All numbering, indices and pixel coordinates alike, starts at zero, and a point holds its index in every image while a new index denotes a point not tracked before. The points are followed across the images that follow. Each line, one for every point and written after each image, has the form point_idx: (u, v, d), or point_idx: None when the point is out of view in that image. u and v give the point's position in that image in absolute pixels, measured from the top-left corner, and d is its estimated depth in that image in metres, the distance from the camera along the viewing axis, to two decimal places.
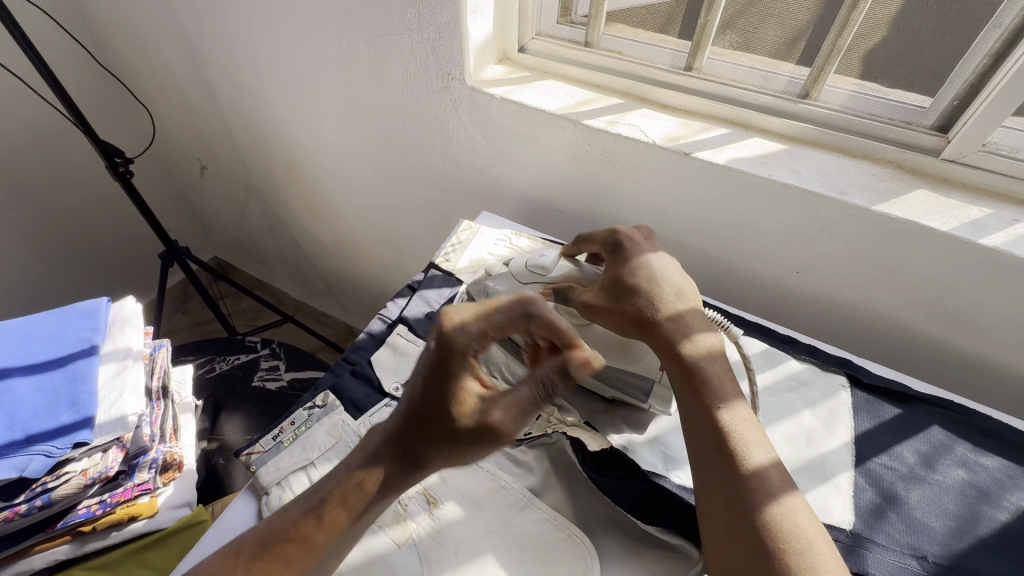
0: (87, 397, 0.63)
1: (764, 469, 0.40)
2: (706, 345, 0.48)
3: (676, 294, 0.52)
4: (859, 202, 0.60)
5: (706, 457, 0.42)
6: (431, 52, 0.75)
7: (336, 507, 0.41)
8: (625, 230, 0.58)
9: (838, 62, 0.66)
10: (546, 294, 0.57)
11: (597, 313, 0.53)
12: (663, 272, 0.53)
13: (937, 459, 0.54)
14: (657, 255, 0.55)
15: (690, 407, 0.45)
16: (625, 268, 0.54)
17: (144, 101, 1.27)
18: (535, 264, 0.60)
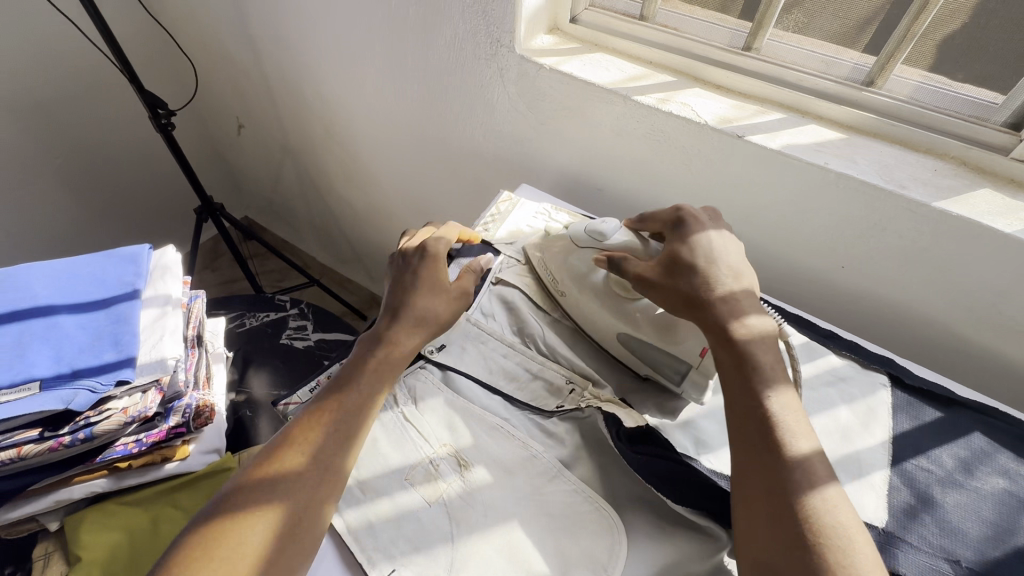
0: (129, 338, 0.65)
1: (808, 459, 0.39)
2: (758, 334, 0.46)
3: (733, 277, 0.50)
4: (919, 197, 0.58)
5: (748, 437, 0.42)
6: (482, 16, 0.74)
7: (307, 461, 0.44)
8: (690, 209, 0.57)
9: (909, 50, 0.63)
10: (600, 261, 0.57)
11: (650, 289, 0.53)
12: (721, 253, 0.52)
13: (977, 466, 0.53)
14: (719, 239, 0.54)
15: (733, 391, 0.45)
16: (683, 246, 0.53)
17: (188, 55, 1.28)
18: (597, 231, 0.60)
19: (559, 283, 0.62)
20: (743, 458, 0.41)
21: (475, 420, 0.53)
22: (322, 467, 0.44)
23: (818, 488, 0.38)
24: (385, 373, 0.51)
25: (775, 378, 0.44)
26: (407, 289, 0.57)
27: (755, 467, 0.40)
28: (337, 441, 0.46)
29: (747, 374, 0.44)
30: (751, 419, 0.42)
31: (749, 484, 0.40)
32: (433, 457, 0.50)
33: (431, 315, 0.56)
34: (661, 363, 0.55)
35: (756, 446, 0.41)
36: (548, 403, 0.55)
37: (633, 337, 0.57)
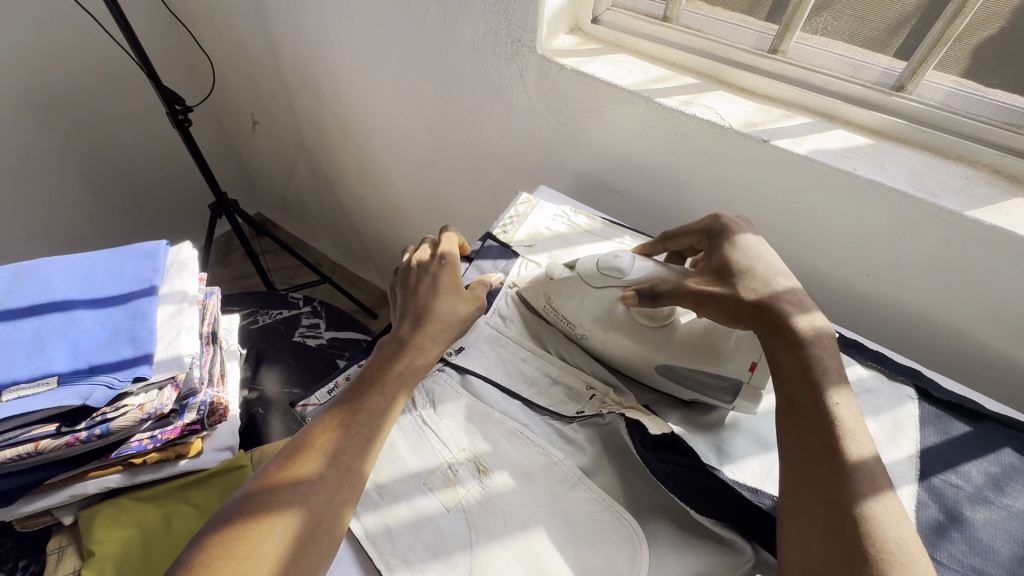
0: (146, 334, 0.65)
1: (866, 467, 0.38)
2: (822, 333, 0.46)
3: (784, 278, 0.50)
4: (950, 206, 0.57)
5: (807, 447, 0.40)
6: (504, 15, 0.73)
7: (329, 464, 0.44)
8: (727, 216, 0.57)
9: (941, 55, 0.61)
10: (629, 298, 0.53)
11: (706, 302, 0.50)
12: (769, 255, 0.52)
13: (1007, 483, 0.51)
14: (761, 244, 0.53)
15: (795, 399, 0.43)
16: (729, 254, 0.52)
17: (206, 51, 1.28)
18: (613, 266, 0.56)
19: (579, 326, 0.58)
20: (799, 468, 0.40)
21: (495, 425, 0.52)
22: (343, 470, 0.44)
23: (879, 503, 0.37)
24: (406, 378, 0.51)
25: (840, 385, 0.43)
26: (425, 294, 0.57)
27: (811, 477, 0.39)
28: (359, 446, 0.46)
29: (811, 380, 0.43)
30: (812, 428, 0.41)
31: (804, 493, 0.39)
32: (451, 462, 0.49)
33: (449, 322, 0.55)
34: (713, 385, 0.53)
35: (816, 457, 0.39)
36: (568, 409, 0.54)
37: (668, 362, 0.54)
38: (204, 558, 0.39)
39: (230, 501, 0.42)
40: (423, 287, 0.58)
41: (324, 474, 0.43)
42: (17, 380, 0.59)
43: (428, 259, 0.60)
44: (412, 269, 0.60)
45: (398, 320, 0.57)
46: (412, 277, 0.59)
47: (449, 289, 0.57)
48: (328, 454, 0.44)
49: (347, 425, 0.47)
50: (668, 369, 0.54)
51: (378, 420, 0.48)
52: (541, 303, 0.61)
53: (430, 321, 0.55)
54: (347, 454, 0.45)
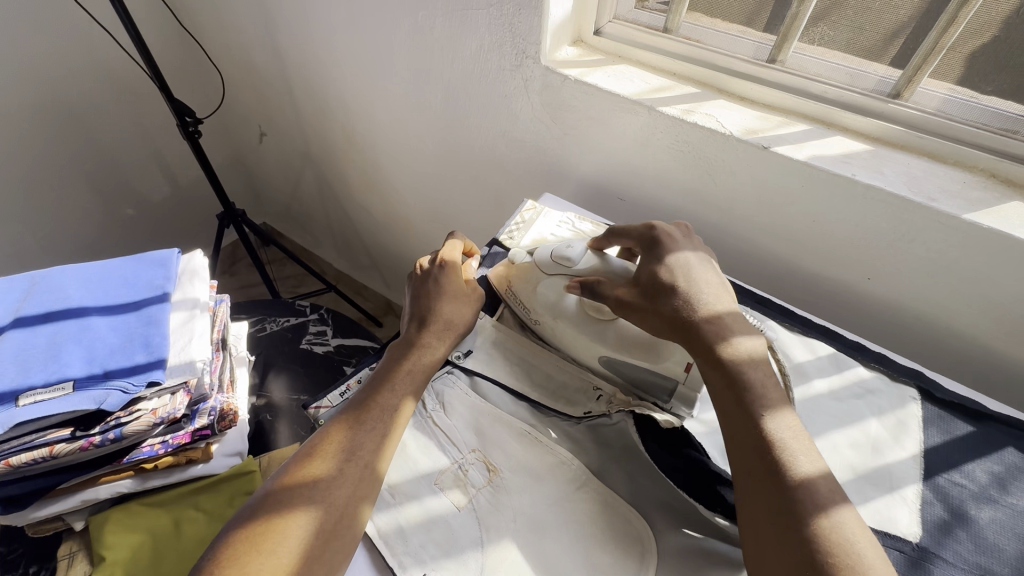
0: (160, 340, 0.66)
1: (812, 479, 0.39)
2: (747, 354, 0.47)
3: (714, 299, 0.51)
4: (948, 209, 0.58)
5: (753, 479, 0.41)
6: (509, 29, 0.75)
7: (344, 462, 0.45)
8: (662, 225, 0.58)
9: (937, 62, 0.63)
10: (574, 288, 0.56)
11: (635, 312, 0.52)
12: (701, 276, 0.53)
13: (1012, 482, 0.52)
14: (694, 258, 0.54)
15: (732, 425, 0.44)
16: (659, 266, 0.53)
17: (216, 64, 1.30)
18: (562, 256, 0.59)
19: (534, 313, 0.60)
20: (756, 506, 0.39)
21: (503, 425, 0.53)
22: (362, 465, 0.46)
23: (839, 521, 0.37)
24: (416, 378, 0.53)
25: (769, 397, 0.44)
26: (431, 298, 0.59)
27: (763, 515, 0.39)
28: (376, 441, 0.47)
29: (746, 403, 0.44)
30: (759, 459, 0.41)
31: (765, 530, 0.38)
32: (462, 462, 0.50)
33: (457, 325, 0.58)
34: (648, 381, 0.55)
35: (768, 487, 0.39)
36: (575, 409, 0.55)
37: (608, 355, 0.56)
38: (228, 553, 0.40)
39: (251, 502, 0.44)
40: (427, 292, 0.60)
41: (340, 471, 0.44)
42: (34, 385, 0.60)
43: (433, 264, 0.63)
44: (418, 276, 0.63)
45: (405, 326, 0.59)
46: (417, 282, 0.62)
47: (453, 294, 0.60)
48: (343, 452, 0.46)
49: (361, 423, 0.48)
50: (609, 362, 0.56)
51: (390, 417, 0.49)
52: (503, 291, 0.64)
53: (435, 326, 0.57)
54: (362, 451, 0.46)
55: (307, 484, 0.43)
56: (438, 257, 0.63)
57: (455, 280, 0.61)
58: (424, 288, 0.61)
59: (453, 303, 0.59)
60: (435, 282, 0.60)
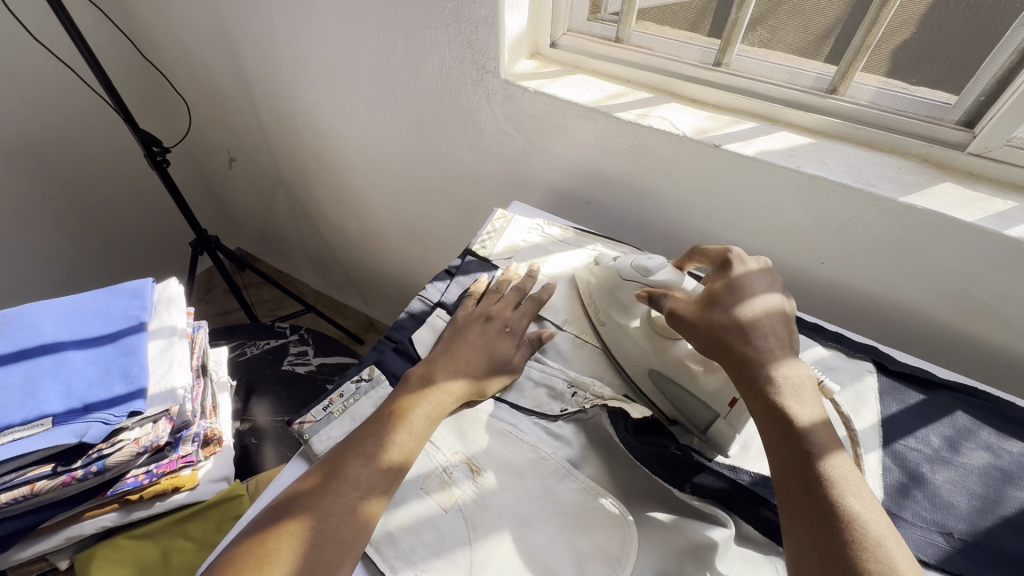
0: (138, 369, 0.66)
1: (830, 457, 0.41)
2: (794, 379, 0.46)
3: (778, 342, 0.48)
4: (887, 193, 0.62)
5: (792, 503, 0.40)
6: (467, 45, 0.78)
7: (341, 483, 0.46)
8: (739, 253, 0.56)
9: (866, 59, 0.68)
10: (641, 298, 0.56)
11: (686, 328, 0.52)
12: (770, 313, 0.50)
13: (962, 443, 0.56)
14: (759, 284, 0.52)
15: (777, 456, 0.43)
16: (721, 286, 0.52)
17: (180, 93, 1.30)
18: (641, 266, 0.59)
19: (601, 313, 0.64)
20: (798, 532, 0.39)
21: (483, 427, 0.54)
22: (362, 493, 0.46)
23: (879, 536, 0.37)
24: (429, 422, 0.52)
25: (811, 416, 0.43)
26: (469, 347, 0.59)
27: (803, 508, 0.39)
28: (376, 470, 0.48)
29: (779, 415, 0.44)
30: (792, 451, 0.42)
31: (809, 556, 0.37)
32: (446, 465, 0.51)
33: (478, 371, 0.57)
34: (692, 410, 0.55)
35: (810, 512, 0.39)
36: (552, 408, 0.57)
37: (658, 369, 0.58)
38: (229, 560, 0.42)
39: (260, 513, 0.46)
40: (475, 342, 0.59)
41: (335, 492, 0.45)
42: (12, 424, 0.59)
43: (489, 313, 0.62)
44: (472, 319, 0.62)
45: (436, 361, 0.57)
46: (471, 322, 0.62)
47: (494, 354, 0.58)
48: (342, 473, 0.47)
49: (366, 450, 0.49)
50: (660, 379, 0.58)
51: (393, 450, 0.49)
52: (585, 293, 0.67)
53: (461, 375, 0.56)
54: (360, 476, 0.47)
55: (305, 511, 0.44)
56: (494, 312, 0.63)
57: (501, 337, 0.60)
58: (471, 336, 0.60)
59: (489, 361, 0.58)
60: (485, 337, 0.60)
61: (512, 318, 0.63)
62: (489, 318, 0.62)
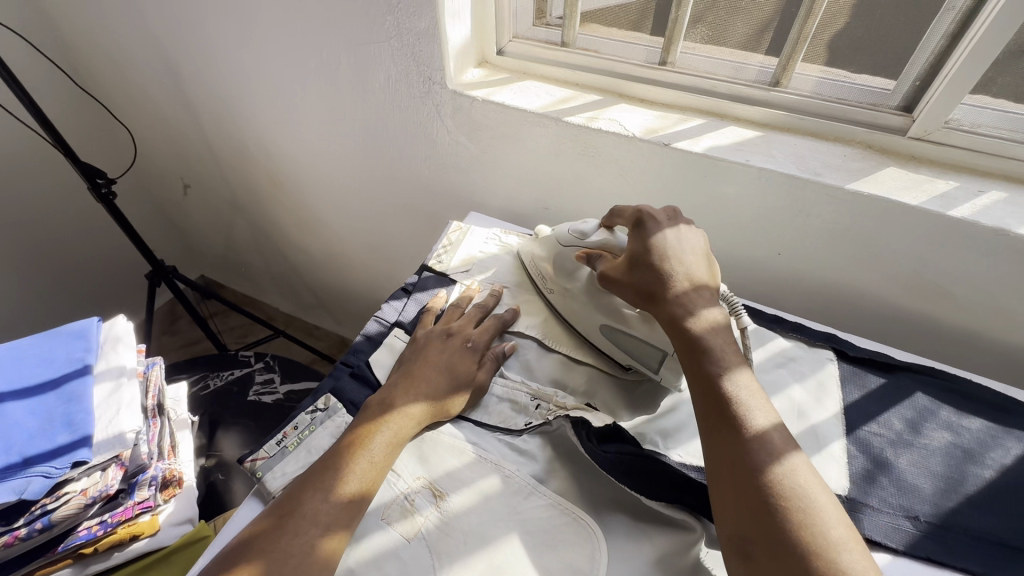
0: (82, 416, 0.63)
1: (766, 433, 0.41)
2: (709, 325, 0.48)
3: (699, 298, 0.50)
4: (834, 181, 0.63)
5: (730, 487, 0.40)
6: (412, 57, 0.77)
7: (300, 522, 0.43)
8: (651, 210, 0.56)
9: (805, 50, 0.68)
10: (580, 259, 0.61)
11: (617, 287, 0.55)
12: (687, 271, 0.52)
13: (923, 424, 0.57)
14: (675, 242, 0.54)
15: (711, 439, 0.43)
16: (642, 245, 0.54)
17: (124, 121, 1.26)
18: (576, 230, 0.62)
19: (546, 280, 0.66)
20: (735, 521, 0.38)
21: (445, 448, 0.53)
22: (322, 529, 0.43)
23: (821, 520, 0.37)
24: (393, 446, 0.50)
25: (746, 388, 0.44)
26: (429, 364, 0.56)
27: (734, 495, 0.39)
28: (337, 503, 0.45)
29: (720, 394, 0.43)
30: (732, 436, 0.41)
31: (755, 552, 0.37)
32: (407, 492, 0.50)
33: (439, 392, 0.54)
34: (643, 352, 0.58)
35: (750, 499, 0.38)
36: (516, 423, 0.56)
37: (611, 325, 0.60)
38: None
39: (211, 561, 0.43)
40: (437, 358, 0.57)
41: (293, 531, 0.43)
42: None
43: (450, 329, 0.61)
44: (432, 335, 0.60)
45: (396, 381, 0.55)
46: (431, 336, 0.60)
47: (459, 371, 0.56)
48: (301, 510, 0.44)
49: (326, 484, 0.46)
50: (611, 332, 0.60)
51: (356, 481, 0.46)
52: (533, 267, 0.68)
53: (423, 395, 0.53)
54: (321, 512, 0.44)
55: (261, 554, 0.41)
56: (456, 327, 0.61)
57: (463, 351, 0.58)
58: (431, 352, 0.58)
59: (454, 379, 0.56)
60: (447, 353, 0.58)
61: (474, 333, 0.61)
62: (450, 334, 0.60)
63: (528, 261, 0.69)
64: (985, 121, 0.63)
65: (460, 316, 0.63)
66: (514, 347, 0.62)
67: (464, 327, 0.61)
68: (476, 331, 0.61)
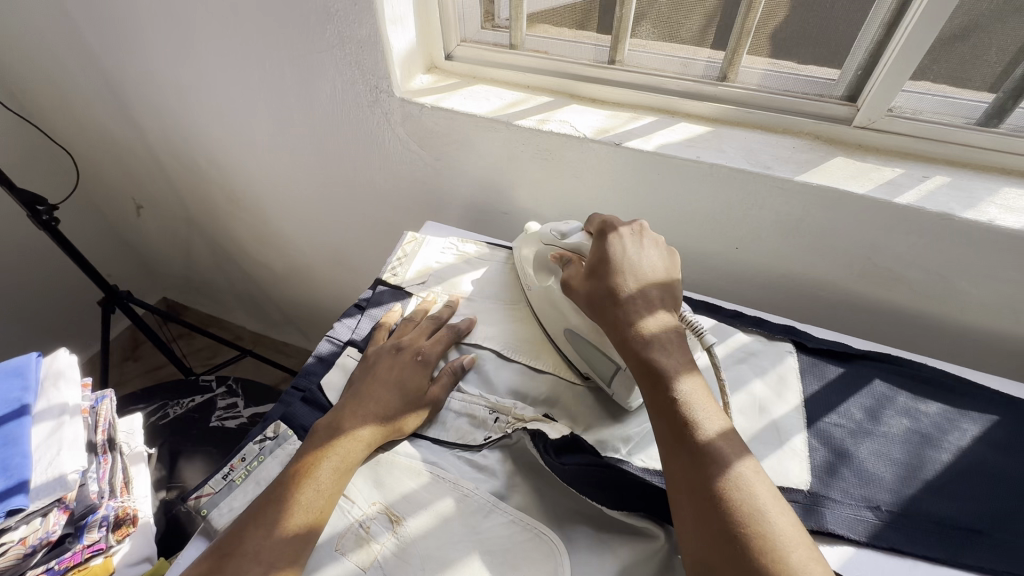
0: (19, 460, 0.59)
1: (724, 451, 0.41)
2: (666, 337, 0.47)
3: (658, 310, 0.49)
4: (784, 174, 0.63)
5: (693, 504, 0.39)
6: (356, 66, 0.75)
7: (245, 564, 0.41)
8: (614, 224, 0.56)
9: (749, 43, 0.68)
10: (556, 259, 0.60)
11: (575, 296, 0.54)
12: (647, 285, 0.51)
13: (882, 412, 0.57)
14: (638, 256, 0.53)
15: (669, 452, 0.42)
16: (597, 257, 0.53)
17: (66, 144, 1.21)
18: (557, 230, 0.61)
19: (529, 281, 0.65)
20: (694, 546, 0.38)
21: (401, 470, 0.51)
22: (264, 568, 0.41)
23: (781, 541, 0.36)
24: (340, 472, 0.48)
25: (699, 400, 0.44)
26: (377, 383, 0.55)
27: (695, 514, 0.39)
28: (281, 540, 0.43)
29: (672, 406, 0.43)
30: (692, 452, 0.41)
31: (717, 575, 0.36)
32: (362, 519, 0.48)
33: (390, 412, 0.52)
34: (596, 362, 0.56)
35: (707, 519, 0.38)
36: (475, 438, 0.54)
37: (570, 329, 0.58)
38: None
39: None
40: (386, 377, 0.55)
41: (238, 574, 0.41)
42: None
43: (401, 345, 0.59)
44: (382, 352, 0.58)
45: (342, 404, 0.53)
46: (382, 353, 0.58)
47: (409, 389, 0.55)
48: (244, 552, 0.42)
49: (272, 522, 0.44)
50: (572, 338, 0.58)
51: (301, 517, 0.44)
52: (526, 274, 0.66)
53: (370, 417, 0.51)
54: (263, 553, 0.42)
55: None
56: (406, 343, 0.59)
57: (412, 367, 0.57)
58: (379, 370, 0.56)
59: (404, 399, 0.54)
60: (396, 370, 0.56)
61: (424, 346, 0.59)
62: (400, 350, 0.58)
63: (518, 263, 0.68)
64: (926, 107, 0.64)
65: (412, 330, 0.62)
66: (471, 359, 0.60)
67: (415, 342, 0.60)
68: (426, 344, 0.60)
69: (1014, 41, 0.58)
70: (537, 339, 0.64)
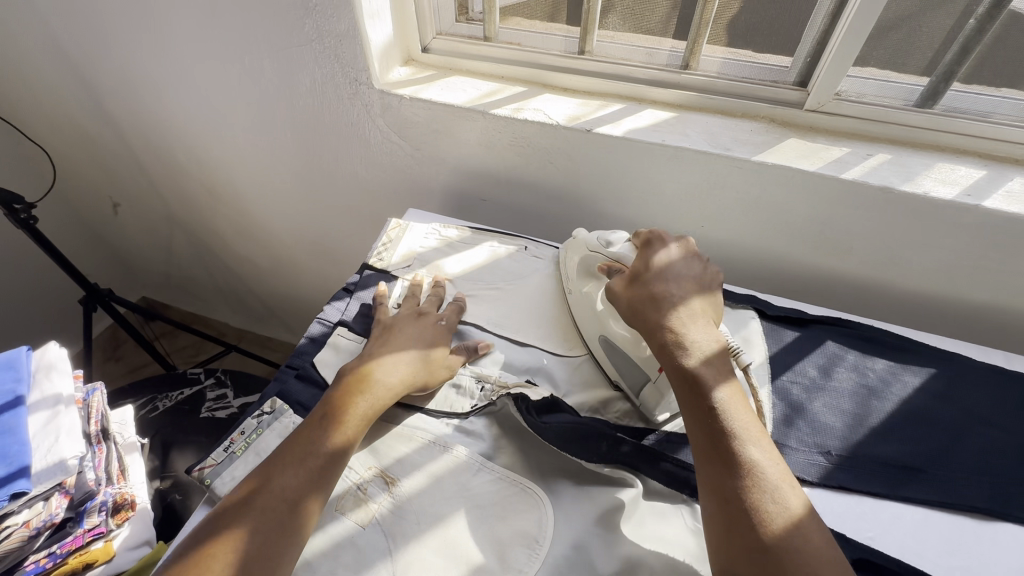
0: (17, 448, 0.60)
1: (760, 457, 0.44)
2: (704, 349, 0.51)
3: (696, 323, 0.53)
4: (742, 155, 0.68)
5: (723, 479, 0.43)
6: (335, 60, 0.77)
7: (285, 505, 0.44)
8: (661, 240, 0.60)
9: (709, 32, 0.73)
10: (602, 269, 0.62)
11: (616, 302, 0.57)
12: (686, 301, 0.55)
13: (833, 369, 0.63)
14: (680, 272, 0.57)
15: (705, 430, 0.46)
16: (644, 263, 0.58)
17: (40, 142, 1.19)
18: (603, 239, 0.64)
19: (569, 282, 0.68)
20: (718, 527, 0.41)
21: (394, 437, 0.55)
22: (291, 505, 0.44)
23: (804, 539, 0.39)
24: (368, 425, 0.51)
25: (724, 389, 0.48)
26: (403, 341, 0.59)
27: (725, 492, 0.42)
28: (306, 479, 0.46)
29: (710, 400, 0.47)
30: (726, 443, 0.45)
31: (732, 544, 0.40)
32: (359, 482, 0.51)
33: (418, 368, 0.57)
34: (629, 371, 0.58)
35: (732, 495, 0.42)
36: (462, 405, 0.57)
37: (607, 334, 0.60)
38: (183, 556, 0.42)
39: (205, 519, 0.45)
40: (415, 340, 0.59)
41: (279, 511, 0.44)
42: None
43: (421, 311, 0.63)
44: (407, 317, 0.62)
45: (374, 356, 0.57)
46: (405, 317, 0.62)
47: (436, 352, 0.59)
48: (288, 490, 0.45)
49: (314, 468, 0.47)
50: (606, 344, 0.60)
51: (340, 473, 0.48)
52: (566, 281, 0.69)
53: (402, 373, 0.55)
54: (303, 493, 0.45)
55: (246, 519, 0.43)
56: (427, 311, 0.64)
57: (434, 332, 0.61)
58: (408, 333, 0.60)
59: (429, 361, 0.58)
60: (422, 334, 0.60)
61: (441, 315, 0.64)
62: (423, 317, 0.63)
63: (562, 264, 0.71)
64: (869, 90, 0.69)
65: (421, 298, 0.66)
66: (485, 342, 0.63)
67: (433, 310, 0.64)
68: (444, 315, 0.64)
69: (942, 29, 0.63)
70: (521, 318, 0.68)
